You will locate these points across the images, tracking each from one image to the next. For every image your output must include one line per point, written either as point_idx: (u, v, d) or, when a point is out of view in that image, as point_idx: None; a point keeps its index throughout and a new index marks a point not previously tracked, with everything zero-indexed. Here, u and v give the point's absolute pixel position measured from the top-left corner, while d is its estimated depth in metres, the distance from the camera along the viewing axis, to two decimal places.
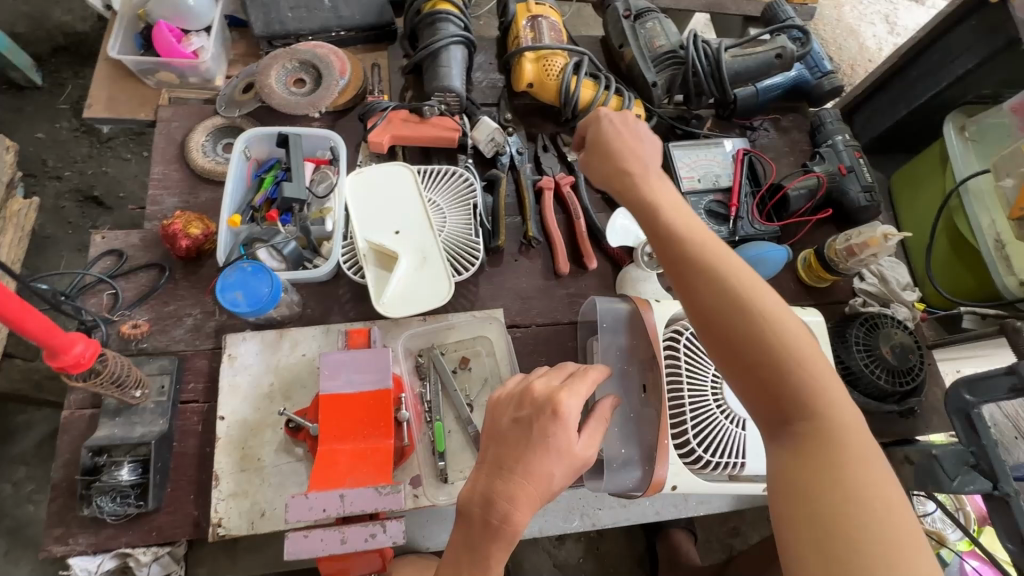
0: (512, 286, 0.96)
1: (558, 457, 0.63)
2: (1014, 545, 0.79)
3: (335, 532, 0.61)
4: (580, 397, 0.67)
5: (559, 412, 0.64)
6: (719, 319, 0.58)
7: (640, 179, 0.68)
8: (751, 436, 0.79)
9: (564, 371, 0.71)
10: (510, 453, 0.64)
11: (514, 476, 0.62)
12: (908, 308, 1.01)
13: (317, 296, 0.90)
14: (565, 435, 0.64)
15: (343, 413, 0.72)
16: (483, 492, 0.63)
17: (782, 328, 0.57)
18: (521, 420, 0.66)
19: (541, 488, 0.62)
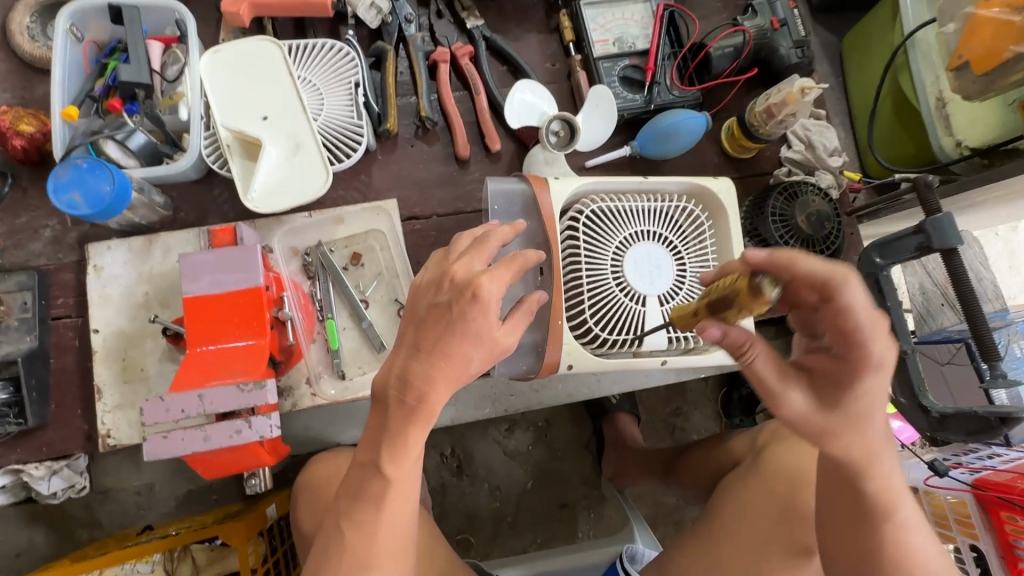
0: (409, 175, 0.88)
1: (477, 343, 0.58)
2: (905, 399, 0.82)
3: (197, 431, 0.58)
4: (505, 285, 0.59)
5: (478, 299, 0.57)
6: (904, 550, 0.57)
7: (857, 406, 0.55)
8: (651, 312, 0.76)
9: (486, 251, 0.62)
10: (427, 335, 0.59)
11: (434, 357, 0.58)
12: (832, 175, 0.96)
13: (188, 197, 0.82)
14: (484, 322, 0.58)
15: (211, 315, 0.67)
16: (399, 372, 0.59)
17: (911, 516, 0.57)
18: (438, 302, 0.59)
19: (459, 369, 0.59)
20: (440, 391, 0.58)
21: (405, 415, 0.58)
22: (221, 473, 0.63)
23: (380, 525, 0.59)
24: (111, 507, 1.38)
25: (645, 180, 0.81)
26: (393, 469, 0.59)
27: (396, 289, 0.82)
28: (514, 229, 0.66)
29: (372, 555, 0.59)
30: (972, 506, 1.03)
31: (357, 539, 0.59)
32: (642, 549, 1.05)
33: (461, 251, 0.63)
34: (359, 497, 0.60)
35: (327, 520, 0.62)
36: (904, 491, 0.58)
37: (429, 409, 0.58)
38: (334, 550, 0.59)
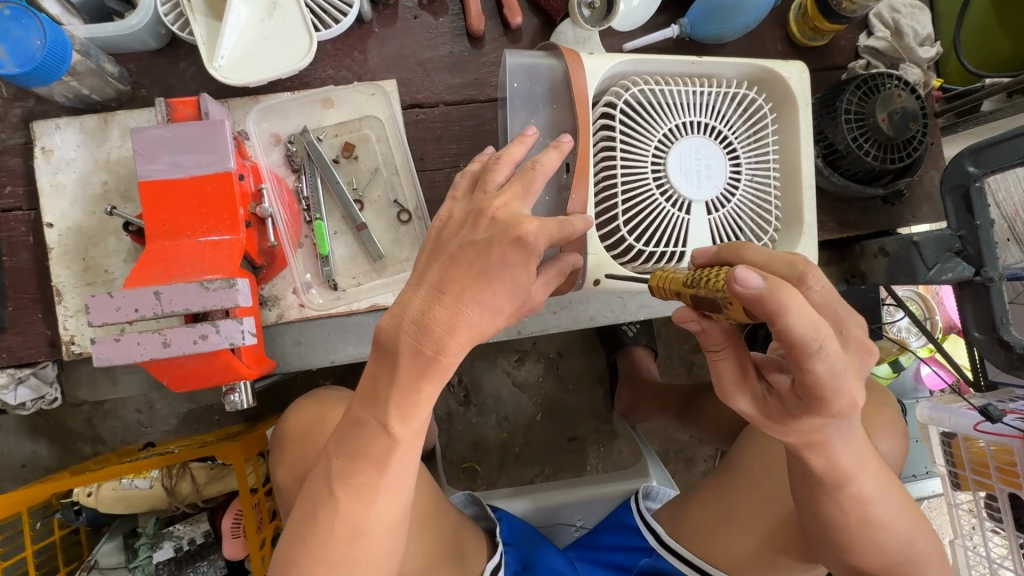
0: (412, 53, 0.74)
1: (511, 294, 0.47)
2: (981, 333, 0.72)
3: (155, 335, 0.49)
4: (551, 237, 0.48)
5: (523, 246, 0.46)
6: (856, 514, 0.56)
7: (831, 416, 0.47)
8: (696, 221, 0.64)
9: (531, 191, 0.49)
10: (450, 276, 0.46)
11: (461, 304, 0.46)
12: (920, 70, 0.79)
13: (149, 72, 0.69)
14: (522, 274, 0.47)
15: (173, 204, 0.57)
16: (415, 314, 0.46)
17: (863, 481, 0.55)
18: (475, 243, 0.46)
19: (484, 323, 0.47)
20: (460, 341, 0.46)
21: (415, 368, 0.47)
22: (191, 385, 0.55)
23: (378, 491, 0.52)
24: (113, 423, 1.35)
25: (699, 61, 0.67)
26: (402, 428, 0.50)
27: (395, 189, 0.71)
28: (563, 151, 0.51)
29: (366, 522, 0.53)
30: (1019, 454, 0.95)
31: (352, 504, 0.52)
32: (660, 488, 1.01)
33: (500, 187, 0.49)
34: (358, 459, 0.51)
35: (314, 475, 0.54)
36: (858, 459, 0.54)
37: (444, 365, 0.46)
38: (325, 511, 0.52)
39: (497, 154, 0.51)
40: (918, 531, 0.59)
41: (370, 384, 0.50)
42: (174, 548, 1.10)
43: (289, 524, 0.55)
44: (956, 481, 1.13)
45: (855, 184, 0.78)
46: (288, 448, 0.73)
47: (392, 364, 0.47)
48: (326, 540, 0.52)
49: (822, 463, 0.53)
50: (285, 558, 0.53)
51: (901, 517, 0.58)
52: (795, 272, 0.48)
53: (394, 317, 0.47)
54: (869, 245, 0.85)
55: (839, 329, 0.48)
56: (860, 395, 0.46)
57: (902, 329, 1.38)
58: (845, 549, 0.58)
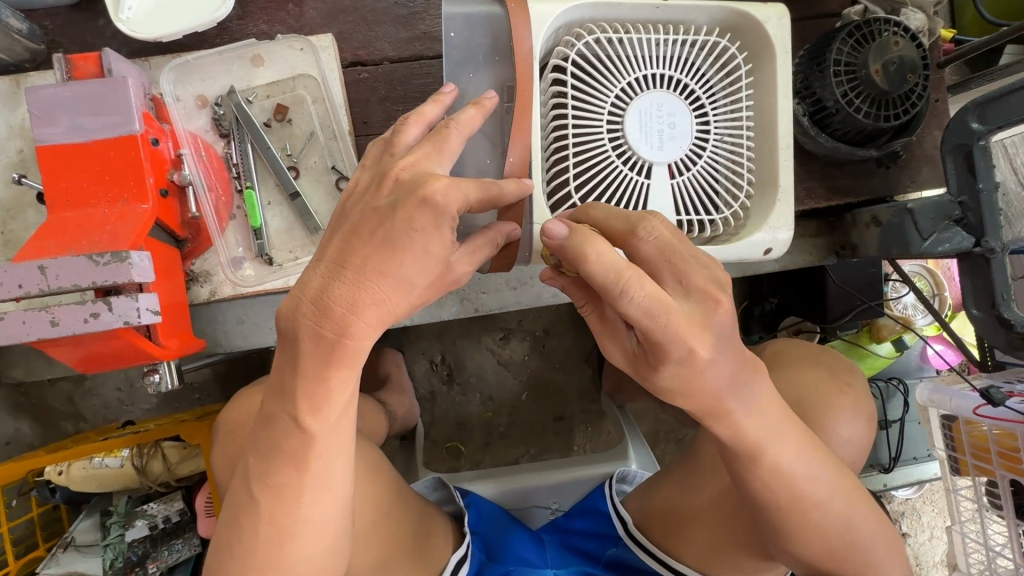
0: (352, 4, 0.67)
1: (425, 266, 0.42)
2: (980, 311, 0.65)
3: (41, 313, 0.45)
4: (467, 199, 0.43)
5: (430, 207, 0.41)
6: (787, 492, 0.51)
7: (677, 363, 0.41)
8: (657, 185, 0.58)
9: (446, 149, 0.46)
10: (354, 248, 0.41)
11: (365, 278, 0.41)
12: (923, 15, 0.71)
13: (66, 29, 0.63)
14: (434, 241, 0.42)
15: (75, 170, 0.52)
16: (315, 293, 0.41)
17: (786, 456, 0.51)
18: (377, 209, 0.42)
19: (394, 299, 0.42)
20: (367, 322, 0.41)
21: (319, 353, 0.42)
22: (99, 366, 0.51)
23: (304, 491, 0.47)
24: (94, 402, 1.35)
25: (663, 5, 0.59)
26: (316, 423, 0.45)
27: (333, 154, 0.65)
28: (484, 109, 0.48)
29: (294, 523, 0.47)
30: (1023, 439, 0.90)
31: (275, 506, 0.47)
32: (636, 471, 0.99)
33: (410, 148, 0.46)
34: (272, 457, 0.46)
35: (236, 478, 0.49)
36: (770, 429, 0.49)
37: (351, 347, 0.42)
38: (248, 517, 0.47)
39: (408, 114, 0.48)
40: (859, 509, 0.55)
41: (277, 375, 0.45)
42: (149, 526, 1.09)
43: (218, 530, 0.49)
44: (955, 466, 1.07)
45: (845, 145, 0.70)
46: (225, 439, 0.67)
47: (291, 346, 0.43)
48: (254, 547, 0.48)
49: (728, 434, 0.48)
50: (216, 564, 0.49)
51: (841, 496, 0.53)
52: (629, 225, 0.44)
53: (294, 297, 0.42)
54: (860, 214, 0.78)
55: (680, 279, 0.43)
56: (703, 343, 0.41)
57: (907, 306, 1.28)
58: (782, 533, 0.54)
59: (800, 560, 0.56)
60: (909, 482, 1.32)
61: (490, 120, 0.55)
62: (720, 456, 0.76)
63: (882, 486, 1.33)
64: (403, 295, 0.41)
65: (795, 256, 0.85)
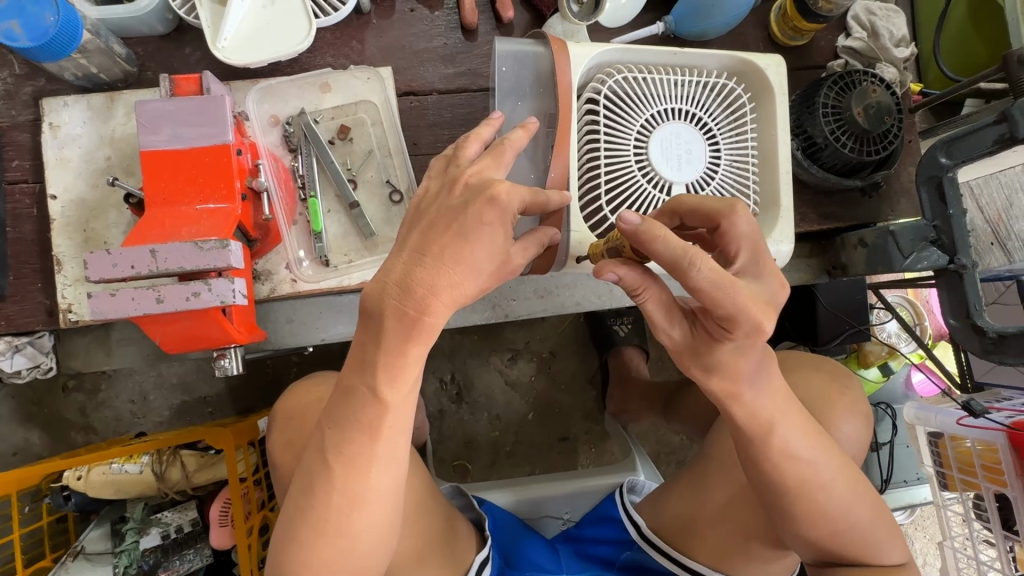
0: (406, 42, 0.77)
1: (491, 253, 0.49)
2: (955, 320, 0.73)
3: (148, 291, 0.51)
4: (523, 201, 0.51)
5: (496, 203, 0.49)
6: (790, 469, 0.58)
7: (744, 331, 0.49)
8: None
9: (502, 161, 0.54)
10: (432, 237, 0.49)
11: (443, 264, 0.48)
12: (895, 69, 0.83)
13: (156, 55, 0.72)
14: (501, 233, 0.49)
15: (172, 173, 0.59)
16: (398, 277, 0.48)
17: (786, 434, 0.57)
18: (451, 208, 0.50)
19: (468, 283, 0.49)
20: (444, 302, 0.48)
21: (401, 330, 0.48)
22: (184, 344, 0.57)
23: (373, 460, 0.52)
24: (107, 413, 1.35)
25: (681, 52, 0.69)
26: (390, 392, 0.50)
27: (388, 170, 0.73)
28: (529, 131, 0.57)
29: (363, 490, 0.52)
30: (1002, 451, 0.96)
31: (347, 473, 0.52)
32: (644, 482, 1.03)
33: (472, 160, 0.54)
34: (347, 425, 0.51)
35: (310, 449, 0.54)
36: (777, 408, 0.57)
37: (427, 325, 0.48)
38: (321, 483, 0.52)
39: (466, 134, 0.56)
40: (852, 491, 0.61)
41: (357, 351, 0.51)
42: (161, 535, 1.10)
43: (288, 499, 0.55)
44: (944, 483, 1.13)
45: (833, 176, 0.81)
46: (278, 424, 0.72)
47: (374, 323, 0.49)
48: (326, 511, 0.52)
49: (744, 412, 0.56)
50: (287, 530, 0.54)
51: (837, 477, 0.60)
52: (727, 204, 0.52)
53: (378, 282, 0.49)
54: (847, 238, 0.87)
55: (756, 257, 0.51)
56: (770, 319, 0.49)
57: (892, 335, 1.40)
58: (792, 515, 0.60)
59: (805, 540, 0.62)
60: (901, 505, 1.38)
61: (533, 142, 0.64)
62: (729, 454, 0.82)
63: None
64: (473, 278, 0.48)
65: (790, 275, 0.94)
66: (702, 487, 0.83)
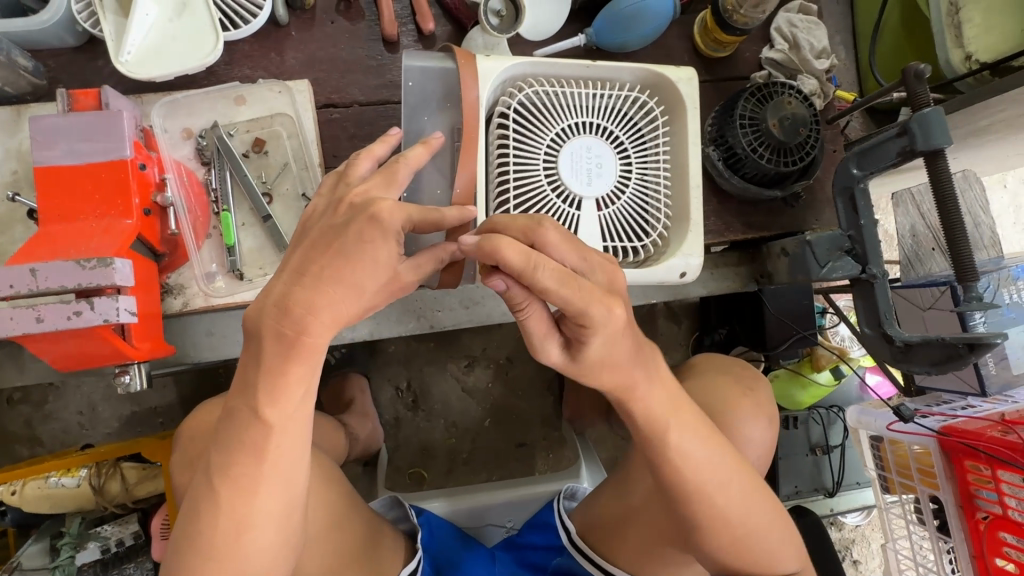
0: (326, 54, 0.77)
1: (377, 271, 0.48)
2: (870, 329, 0.74)
3: (28, 310, 0.50)
4: (410, 219, 0.51)
5: (378, 223, 0.48)
6: (687, 466, 0.58)
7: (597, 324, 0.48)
8: (585, 216, 0.67)
9: (395, 180, 0.53)
10: (312, 258, 0.47)
11: (322, 283, 0.47)
12: (817, 80, 0.84)
13: (67, 67, 0.71)
14: (385, 250, 0.48)
15: (68, 188, 0.59)
16: (277, 297, 0.47)
17: (678, 430, 0.58)
18: (333, 227, 0.49)
19: (347, 304, 0.48)
20: (323, 323, 0.47)
21: (280, 350, 0.48)
22: (75, 361, 0.56)
23: (261, 481, 0.52)
24: (54, 425, 1.33)
25: (593, 66, 0.70)
26: (272, 413, 0.50)
27: (304, 183, 0.73)
28: (431, 147, 0.56)
29: (249, 513, 0.52)
30: (936, 454, 0.98)
31: (233, 496, 0.51)
32: (584, 488, 1.04)
33: (363, 179, 0.54)
34: (233, 448, 0.51)
35: (198, 472, 0.53)
36: (670, 405, 0.58)
37: (308, 345, 0.48)
38: (207, 506, 0.52)
39: (359, 151, 0.56)
40: (742, 485, 0.61)
41: (241, 372, 0.51)
42: (101, 549, 1.08)
43: (179, 523, 0.54)
44: (885, 485, 1.14)
45: (754, 186, 0.81)
46: (188, 442, 0.71)
47: (255, 345, 0.48)
48: (212, 537, 0.52)
49: (636, 408, 0.57)
50: (177, 562, 0.52)
51: (732, 473, 0.61)
52: (534, 219, 0.51)
53: (258, 303, 0.48)
54: (772, 247, 0.89)
55: (581, 256, 0.51)
56: (617, 305, 0.49)
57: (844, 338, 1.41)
58: (696, 514, 0.60)
59: (710, 541, 0.61)
60: (854, 507, 1.41)
61: (442, 156, 0.64)
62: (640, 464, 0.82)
63: (828, 511, 1.40)
64: (354, 300, 0.48)
65: (720, 282, 0.95)
66: (624, 495, 0.82)
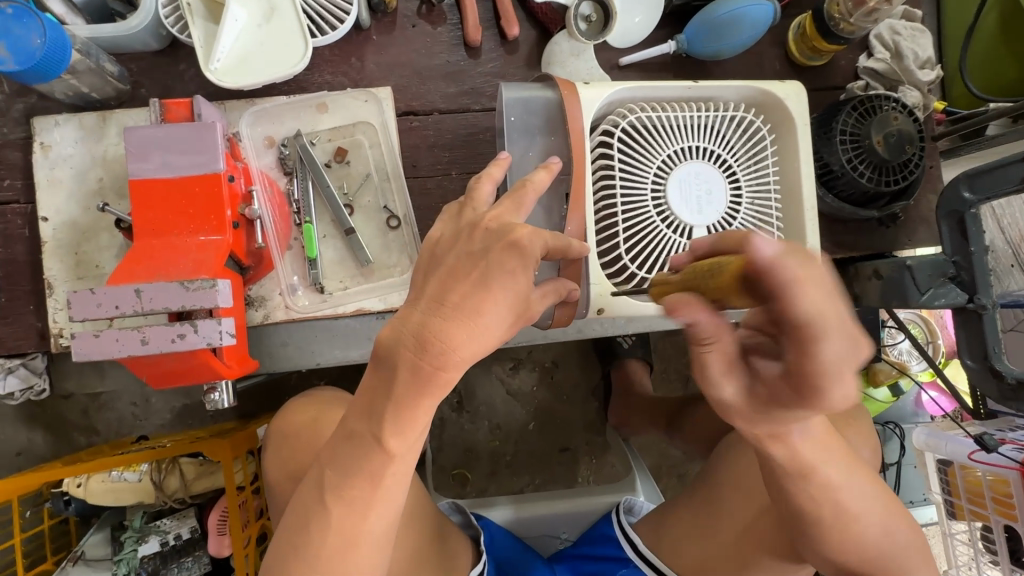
0: (407, 59, 0.74)
1: (511, 304, 0.47)
2: (974, 361, 0.70)
3: (133, 332, 0.50)
4: (546, 246, 0.51)
5: (519, 250, 0.47)
6: (825, 502, 0.56)
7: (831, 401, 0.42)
8: (699, 244, 0.64)
9: (523, 205, 0.52)
10: (452, 287, 0.46)
11: (458, 316, 0.45)
12: (919, 92, 0.79)
13: (150, 72, 0.70)
14: (521, 280, 0.47)
15: (162, 201, 0.58)
16: (415, 327, 0.46)
17: (827, 467, 0.55)
18: (470, 254, 0.48)
19: (481, 339, 0.46)
20: (463, 356, 0.46)
21: (413, 382, 0.46)
22: (170, 379, 0.55)
23: (373, 507, 0.51)
24: (109, 415, 1.35)
25: (697, 85, 0.66)
26: (396, 443, 0.49)
27: (385, 195, 0.71)
28: (553, 171, 0.54)
29: (362, 533, 0.51)
30: (1016, 485, 0.93)
31: (345, 517, 0.51)
32: (642, 503, 1.01)
33: (489, 205, 0.53)
34: (350, 472, 0.50)
35: (306, 487, 0.53)
36: (817, 446, 0.55)
37: (445, 380, 0.46)
38: (319, 522, 0.51)
39: (479, 175, 0.55)
40: (875, 523, 0.58)
41: (366, 397, 0.49)
42: (160, 542, 1.09)
43: (282, 535, 0.53)
44: (951, 510, 1.10)
45: (849, 206, 0.77)
46: (282, 449, 0.71)
47: (387, 372, 0.47)
48: (320, 557, 0.51)
49: (784, 450, 0.53)
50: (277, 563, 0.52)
51: (871, 509, 0.58)
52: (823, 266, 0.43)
53: (394, 329, 0.47)
54: (861, 268, 0.84)
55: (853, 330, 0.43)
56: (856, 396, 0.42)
57: (902, 352, 1.35)
58: (823, 543, 0.58)
59: (833, 566, 0.61)
60: None
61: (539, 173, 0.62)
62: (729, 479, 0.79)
63: None
64: (496, 330, 0.46)
65: None
66: (709, 513, 0.80)
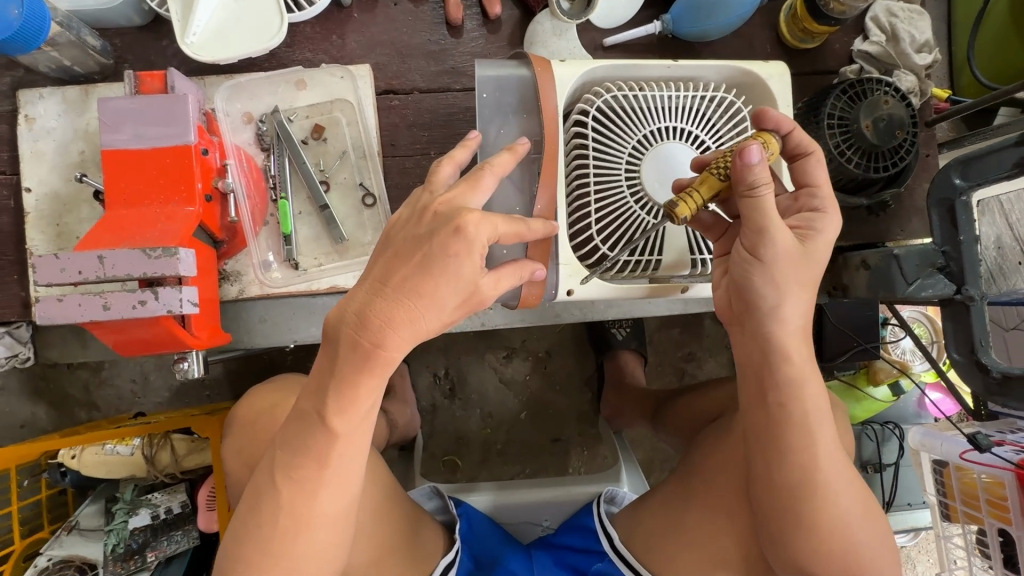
0: (389, 37, 0.74)
1: (456, 288, 0.48)
2: (960, 354, 0.68)
3: (95, 297, 0.51)
4: (496, 231, 0.49)
5: (463, 236, 0.47)
6: (803, 473, 0.55)
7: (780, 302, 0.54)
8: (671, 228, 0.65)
9: (479, 187, 0.51)
10: (399, 266, 0.47)
11: (401, 298, 0.47)
12: (915, 76, 0.76)
13: (133, 47, 0.70)
14: (467, 265, 0.47)
15: (133, 172, 0.58)
16: (357, 308, 0.48)
17: (821, 427, 0.55)
18: (417, 236, 0.48)
19: (422, 321, 0.48)
20: (400, 337, 0.47)
21: (356, 360, 0.48)
22: (136, 346, 0.56)
23: (321, 486, 0.51)
24: (109, 391, 1.37)
25: (676, 65, 0.65)
26: (341, 421, 0.50)
27: (361, 172, 0.71)
28: (517, 154, 0.54)
29: (309, 513, 0.51)
30: (1011, 487, 0.90)
31: (294, 494, 0.51)
32: (624, 493, 1.00)
33: (447, 187, 0.52)
34: (298, 450, 0.51)
35: (261, 468, 0.53)
36: (818, 405, 0.55)
37: (384, 359, 0.48)
38: (269, 501, 0.52)
39: (440, 158, 0.54)
40: (850, 508, 0.56)
41: (316, 376, 0.50)
42: (151, 515, 1.11)
43: (236, 516, 0.54)
44: (945, 512, 1.05)
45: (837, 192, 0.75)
46: (247, 435, 0.71)
47: (333, 352, 0.49)
48: (271, 530, 0.51)
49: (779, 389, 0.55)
50: (232, 542, 0.53)
51: (847, 492, 0.56)
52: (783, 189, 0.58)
53: (341, 310, 0.49)
54: (849, 257, 0.82)
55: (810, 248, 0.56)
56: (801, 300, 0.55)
57: (905, 351, 1.30)
58: (802, 526, 0.56)
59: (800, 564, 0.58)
60: (904, 528, 1.32)
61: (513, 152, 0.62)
62: (695, 479, 0.77)
63: None
64: (436, 313, 0.47)
65: None
66: (677, 513, 0.77)
